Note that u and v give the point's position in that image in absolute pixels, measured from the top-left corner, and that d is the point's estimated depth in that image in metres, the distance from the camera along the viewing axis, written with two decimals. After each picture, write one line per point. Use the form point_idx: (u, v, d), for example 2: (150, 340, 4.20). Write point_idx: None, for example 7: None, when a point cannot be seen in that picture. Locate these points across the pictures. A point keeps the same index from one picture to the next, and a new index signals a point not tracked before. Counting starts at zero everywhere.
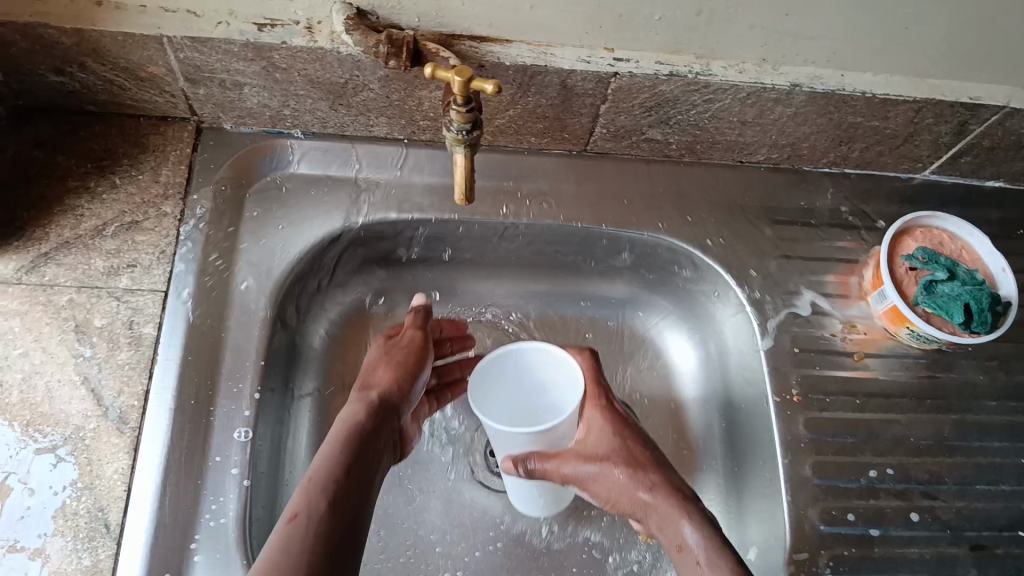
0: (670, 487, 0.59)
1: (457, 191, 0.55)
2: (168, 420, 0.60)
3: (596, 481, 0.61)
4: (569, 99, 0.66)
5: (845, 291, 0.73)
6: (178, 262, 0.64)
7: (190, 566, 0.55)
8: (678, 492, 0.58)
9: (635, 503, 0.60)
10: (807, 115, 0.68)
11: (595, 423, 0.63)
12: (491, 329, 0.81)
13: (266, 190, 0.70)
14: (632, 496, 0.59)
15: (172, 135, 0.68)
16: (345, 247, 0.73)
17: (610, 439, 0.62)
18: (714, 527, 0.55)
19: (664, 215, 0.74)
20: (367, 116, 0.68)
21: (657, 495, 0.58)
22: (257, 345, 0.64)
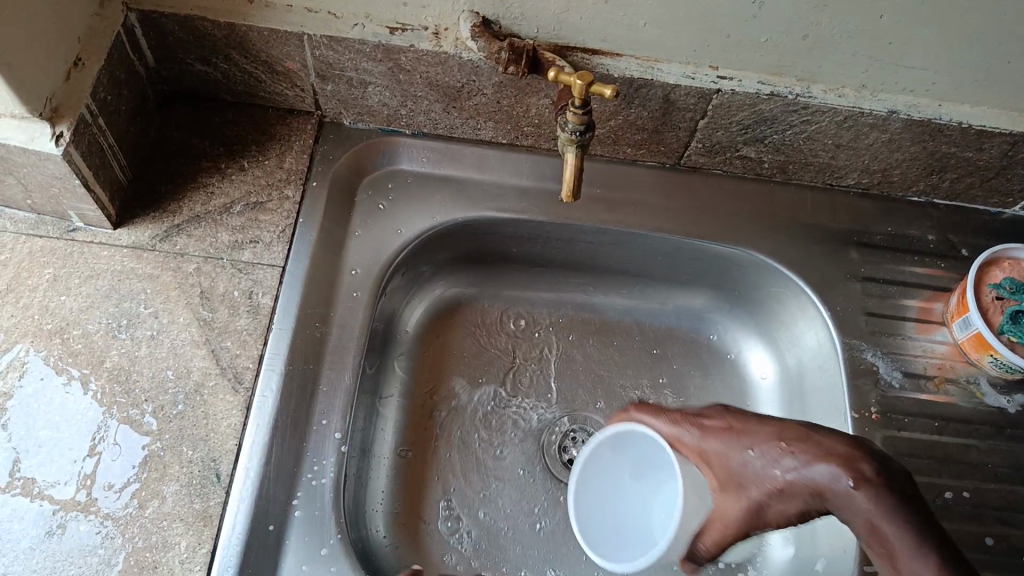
0: (779, 441, 0.55)
1: (564, 189, 0.58)
2: (276, 385, 0.64)
3: (736, 489, 0.55)
4: (669, 113, 0.69)
5: (928, 317, 0.74)
6: (296, 241, 0.69)
7: (290, 520, 0.60)
8: (843, 469, 0.52)
9: (808, 497, 0.53)
10: (902, 141, 0.70)
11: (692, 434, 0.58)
12: (572, 330, 0.84)
13: (377, 182, 0.75)
14: (800, 492, 0.53)
15: (296, 127, 0.74)
16: (444, 241, 0.77)
17: (725, 444, 0.56)
18: (893, 493, 0.51)
19: (751, 231, 0.76)
20: (476, 120, 0.73)
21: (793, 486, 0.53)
22: (362, 322, 0.69)
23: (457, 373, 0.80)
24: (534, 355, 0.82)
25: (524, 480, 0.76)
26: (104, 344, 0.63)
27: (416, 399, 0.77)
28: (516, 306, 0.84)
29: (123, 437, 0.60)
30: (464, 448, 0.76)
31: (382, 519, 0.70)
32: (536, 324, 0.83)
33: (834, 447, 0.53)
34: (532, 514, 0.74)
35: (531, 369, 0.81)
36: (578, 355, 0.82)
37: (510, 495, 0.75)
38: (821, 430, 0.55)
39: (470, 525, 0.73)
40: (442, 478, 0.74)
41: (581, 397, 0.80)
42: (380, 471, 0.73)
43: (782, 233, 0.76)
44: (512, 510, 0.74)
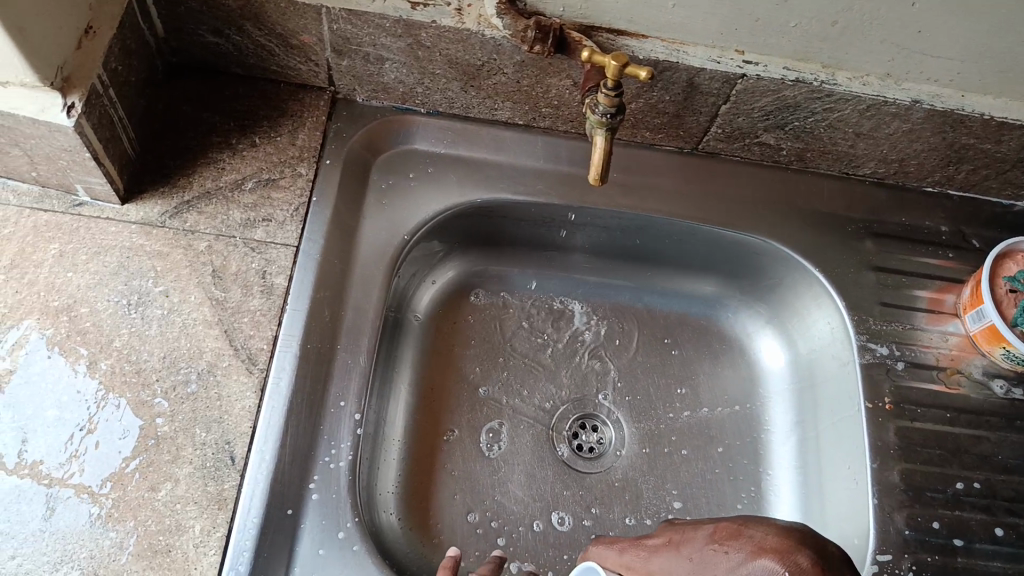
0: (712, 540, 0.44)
1: (592, 171, 0.58)
2: (290, 366, 0.62)
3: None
4: (691, 97, 0.68)
5: (940, 309, 0.75)
6: (309, 220, 0.67)
7: (307, 503, 0.60)
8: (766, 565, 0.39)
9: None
10: (922, 132, 0.70)
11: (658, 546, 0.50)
12: (583, 315, 0.83)
13: (391, 162, 0.73)
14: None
15: (309, 103, 0.72)
16: (457, 222, 0.76)
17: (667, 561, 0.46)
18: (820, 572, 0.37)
19: (768, 219, 0.75)
20: (494, 100, 0.71)
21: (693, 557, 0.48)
22: (376, 304, 0.68)
23: (467, 357, 0.79)
24: (544, 340, 0.81)
25: (535, 465, 0.75)
26: (113, 323, 0.61)
27: (426, 382, 0.77)
28: (526, 290, 0.83)
29: (123, 419, 0.58)
30: (474, 433, 0.75)
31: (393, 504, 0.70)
32: (546, 308, 0.82)
33: (766, 540, 0.41)
34: (543, 499, 0.73)
35: (541, 354, 0.80)
36: (588, 341, 0.82)
37: (521, 480, 0.74)
38: (754, 522, 0.43)
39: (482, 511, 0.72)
40: (452, 462, 0.73)
41: (591, 383, 0.80)
42: (390, 456, 0.72)
43: (799, 222, 0.76)
44: (524, 495, 0.73)
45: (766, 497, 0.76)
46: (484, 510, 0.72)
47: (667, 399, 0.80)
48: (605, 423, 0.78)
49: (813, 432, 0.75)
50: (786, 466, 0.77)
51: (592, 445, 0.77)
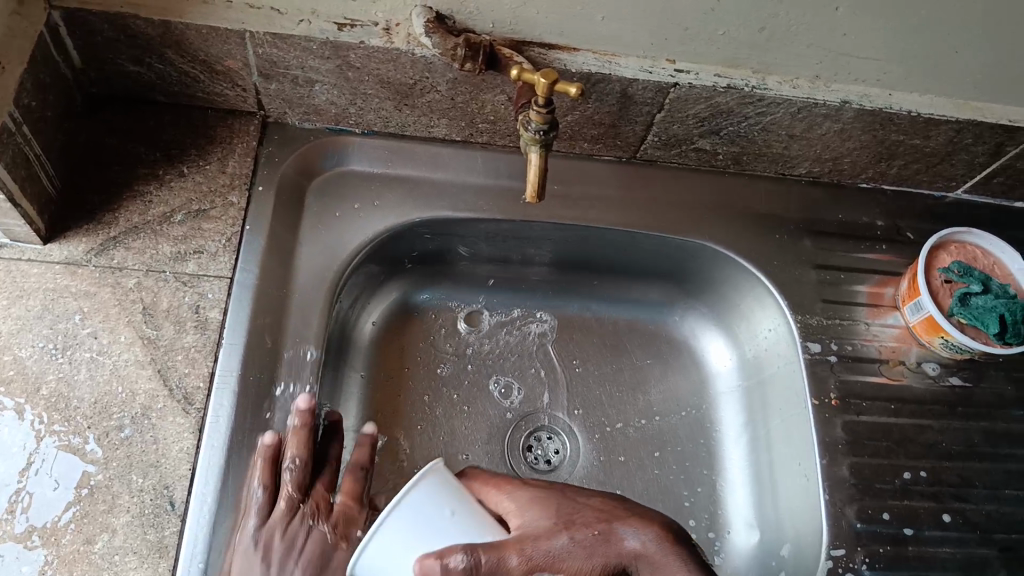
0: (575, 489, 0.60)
1: (529, 190, 0.57)
2: (229, 402, 0.60)
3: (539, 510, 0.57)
4: (626, 107, 0.68)
5: (879, 302, 0.76)
6: (243, 250, 0.65)
7: None
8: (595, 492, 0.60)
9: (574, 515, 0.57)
10: (853, 131, 0.71)
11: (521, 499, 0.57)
12: (531, 328, 0.82)
13: (327, 184, 0.72)
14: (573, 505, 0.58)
15: (238, 129, 0.70)
16: (398, 243, 0.74)
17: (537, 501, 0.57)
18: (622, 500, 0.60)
19: (708, 223, 0.76)
20: (430, 117, 0.70)
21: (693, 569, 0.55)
22: (318, 332, 0.66)
23: (416, 377, 0.77)
24: (493, 355, 0.80)
25: None
26: (39, 369, 0.59)
27: (375, 405, 0.75)
28: (472, 305, 0.82)
29: (60, 465, 0.56)
30: (426, 454, 0.74)
31: None
32: (494, 322, 0.82)
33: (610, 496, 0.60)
34: None
35: (491, 369, 0.79)
36: (538, 353, 0.81)
37: None
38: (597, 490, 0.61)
39: None
40: (405, 485, 0.72)
41: (543, 395, 0.79)
42: None
43: (738, 224, 0.77)
44: None
45: (721, 498, 0.77)
46: None
47: (620, 407, 0.80)
48: (559, 435, 0.78)
49: (763, 431, 0.76)
50: (739, 466, 0.78)
51: (548, 458, 0.77)
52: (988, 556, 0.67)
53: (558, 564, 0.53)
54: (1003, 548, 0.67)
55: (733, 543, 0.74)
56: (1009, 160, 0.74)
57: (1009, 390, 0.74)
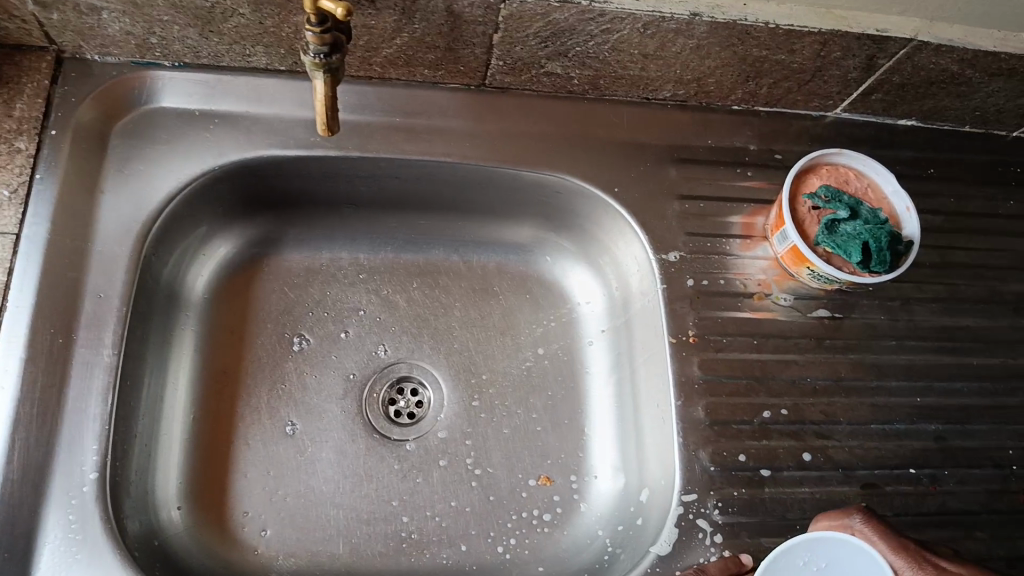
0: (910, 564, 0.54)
1: (320, 123, 0.52)
2: (17, 370, 0.55)
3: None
4: (457, 27, 0.61)
5: (749, 232, 0.71)
6: (33, 202, 0.59)
7: (41, 522, 0.52)
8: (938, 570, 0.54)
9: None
10: (710, 47, 0.65)
11: None
12: (388, 276, 0.77)
13: (135, 124, 0.64)
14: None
15: (28, 66, 0.62)
16: (229, 187, 0.68)
17: None
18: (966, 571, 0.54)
19: (566, 154, 0.70)
20: (243, 45, 0.62)
21: None
22: (123, 289, 0.60)
23: (257, 335, 0.72)
24: (348, 306, 0.75)
25: (345, 440, 0.70)
26: None
27: (210, 362, 0.70)
28: (328, 250, 0.76)
29: None
30: (273, 413, 0.70)
31: (178, 496, 0.64)
32: (350, 265, 0.77)
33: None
34: (353, 475, 0.69)
35: (343, 318, 0.75)
36: (399, 300, 0.76)
37: (330, 458, 0.69)
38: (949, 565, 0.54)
39: (284, 494, 0.67)
40: (249, 446, 0.68)
41: (404, 344, 0.75)
42: (175, 438, 0.66)
43: (597, 155, 0.71)
44: (332, 473, 0.69)
45: (585, 442, 0.73)
46: (286, 498, 0.67)
47: (487, 356, 0.76)
48: (421, 385, 0.74)
49: (626, 373, 0.72)
50: (605, 409, 0.74)
51: (411, 411, 0.73)
52: (849, 494, 0.64)
53: None
54: (864, 484, 0.65)
55: (600, 488, 0.71)
56: (883, 74, 0.69)
57: (880, 320, 0.71)
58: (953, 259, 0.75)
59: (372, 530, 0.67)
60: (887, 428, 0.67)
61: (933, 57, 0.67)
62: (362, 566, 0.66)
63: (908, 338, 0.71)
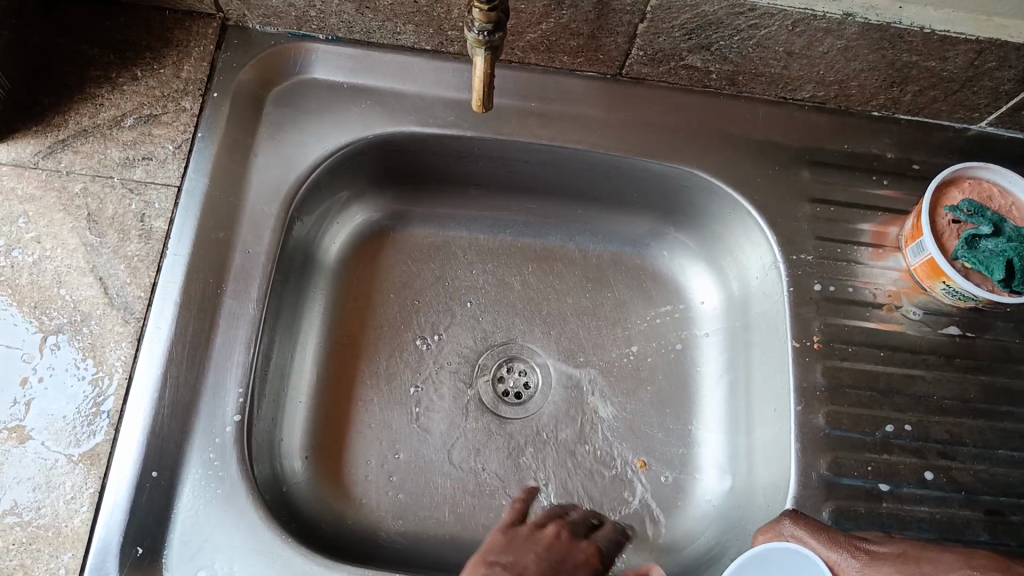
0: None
1: (474, 98, 0.53)
2: (172, 312, 0.59)
3: None
4: (604, 16, 0.62)
5: (880, 242, 0.70)
6: (194, 158, 0.63)
7: (185, 456, 0.56)
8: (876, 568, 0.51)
9: None
10: (858, 49, 0.64)
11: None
12: (508, 258, 0.79)
13: (289, 92, 0.68)
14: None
15: (196, 31, 0.66)
16: (368, 158, 0.71)
17: None
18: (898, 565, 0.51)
19: (697, 149, 0.70)
20: (395, 23, 0.65)
21: None
22: (270, 247, 0.63)
23: (379, 304, 0.75)
24: (468, 284, 0.77)
25: (456, 413, 0.72)
26: None
27: (336, 323, 0.73)
28: (452, 228, 0.78)
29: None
30: (391, 379, 0.72)
31: (298, 450, 0.67)
32: (472, 244, 0.78)
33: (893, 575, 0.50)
34: (461, 447, 0.71)
35: (463, 297, 0.76)
36: (516, 282, 0.78)
37: (441, 428, 0.71)
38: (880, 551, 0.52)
39: (396, 458, 0.69)
40: (367, 409, 0.71)
41: (518, 326, 0.76)
42: (299, 394, 0.69)
43: (729, 152, 0.71)
44: (441, 444, 0.70)
45: (692, 438, 0.73)
46: (397, 463, 0.69)
47: (599, 344, 0.76)
48: (532, 366, 0.75)
49: (741, 372, 0.72)
50: (715, 408, 0.73)
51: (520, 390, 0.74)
52: (971, 518, 0.62)
53: None
54: (988, 511, 0.62)
55: (705, 486, 0.70)
56: None
57: (1016, 344, 0.68)
58: None
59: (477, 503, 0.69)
60: (1017, 455, 0.65)
61: None
62: (466, 536, 0.67)
63: None
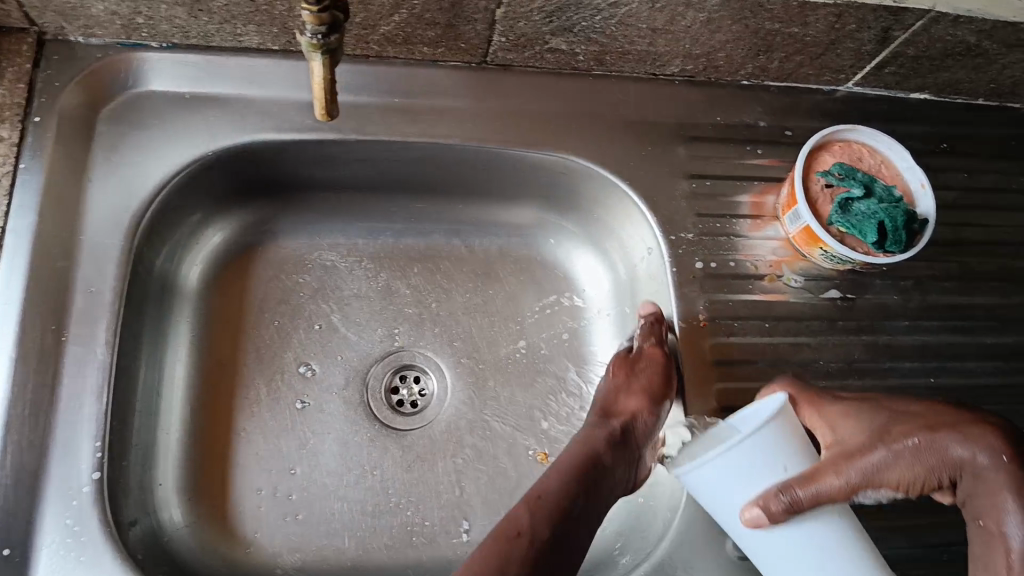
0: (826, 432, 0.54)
1: (317, 106, 0.49)
2: (8, 368, 0.53)
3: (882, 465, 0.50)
4: (458, 3, 0.59)
5: (759, 212, 0.70)
6: (18, 193, 0.57)
7: (38, 526, 0.51)
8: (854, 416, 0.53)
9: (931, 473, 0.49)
10: (721, 20, 0.63)
11: (840, 423, 0.53)
12: (389, 262, 0.75)
13: (122, 107, 0.62)
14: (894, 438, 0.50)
15: (7, 49, 0.59)
16: (221, 172, 0.65)
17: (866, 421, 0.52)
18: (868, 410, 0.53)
19: (571, 134, 0.68)
20: (234, 25, 0.59)
21: (991, 463, 0.48)
22: (116, 281, 0.57)
23: (255, 325, 0.70)
24: (351, 294, 0.73)
25: (349, 431, 0.69)
26: None
27: (208, 350, 0.69)
28: (327, 236, 0.74)
29: None
30: (275, 403, 0.68)
31: (174, 496, 0.63)
32: (350, 251, 0.74)
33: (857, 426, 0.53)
34: (357, 466, 0.68)
35: (346, 308, 0.73)
36: (401, 286, 0.74)
37: (334, 450, 0.68)
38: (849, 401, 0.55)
39: (287, 487, 0.66)
40: (251, 439, 0.67)
41: (407, 332, 0.73)
42: (170, 433, 0.65)
43: (603, 134, 0.69)
44: (335, 465, 0.67)
45: None
46: (288, 492, 0.65)
47: (493, 341, 0.74)
48: (426, 372, 0.72)
49: None
50: None
51: (415, 399, 0.71)
52: None
53: (878, 482, 0.49)
54: None
55: None
56: (899, 47, 0.67)
57: (894, 301, 0.70)
58: (968, 237, 0.73)
59: (378, 523, 0.66)
60: None
61: (950, 28, 0.64)
62: (369, 560, 0.64)
63: (923, 319, 0.70)
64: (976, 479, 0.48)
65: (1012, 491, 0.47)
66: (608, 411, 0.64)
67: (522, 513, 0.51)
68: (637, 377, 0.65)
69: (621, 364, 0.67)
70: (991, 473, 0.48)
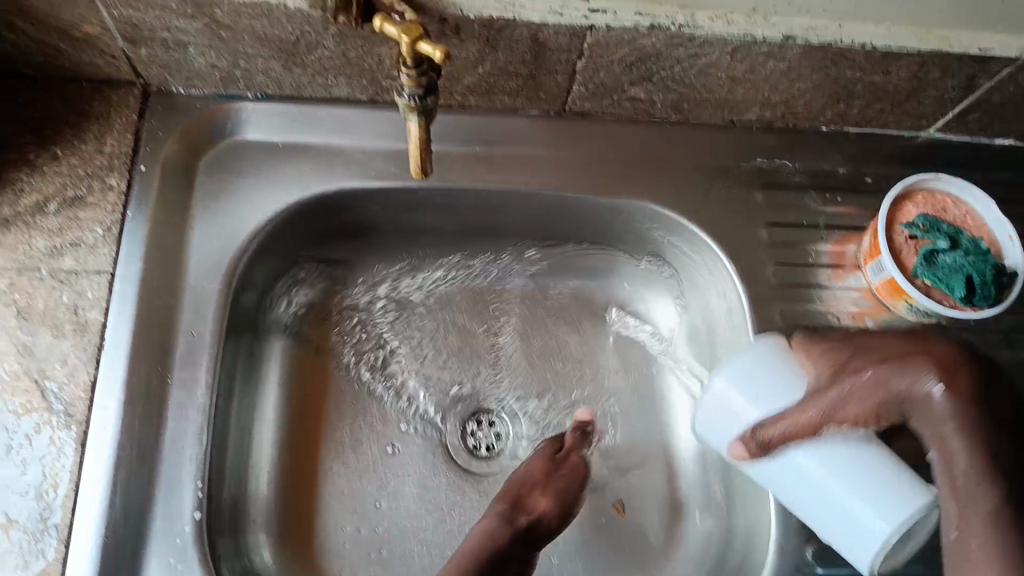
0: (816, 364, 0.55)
1: (411, 163, 0.51)
2: (117, 411, 0.56)
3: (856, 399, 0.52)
4: (541, 55, 0.60)
5: (840, 261, 0.69)
6: (125, 240, 0.60)
7: (144, 565, 0.53)
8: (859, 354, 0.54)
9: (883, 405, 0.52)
10: (802, 70, 0.63)
11: (834, 361, 0.55)
12: (467, 304, 0.76)
13: (220, 156, 0.65)
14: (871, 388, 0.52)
15: (117, 101, 0.63)
16: (309, 217, 0.67)
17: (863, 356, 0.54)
18: (877, 344, 0.55)
19: (649, 181, 0.69)
20: (325, 76, 0.62)
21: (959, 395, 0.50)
22: (216, 326, 0.60)
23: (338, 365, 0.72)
24: (429, 335, 0.75)
25: (427, 472, 0.70)
26: None
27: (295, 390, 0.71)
28: (406, 277, 0.76)
29: None
30: (357, 442, 0.70)
31: (263, 531, 0.64)
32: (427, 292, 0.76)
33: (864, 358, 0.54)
34: (436, 508, 0.68)
35: (425, 350, 0.74)
36: (477, 328, 0.76)
37: (413, 489, 0.69)
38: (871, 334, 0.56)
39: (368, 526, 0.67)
40: (334, 478, 0.68)
41: (484, 374, 0.74)
42: (259, 470, 0.66)
43: (681, 181, 0.69)
44: (414, 505, 0.68)
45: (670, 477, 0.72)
46: (369, 532, 0.67)
47: (568, 385, 0.75)
48: (501, 416, 0.74)
49: None
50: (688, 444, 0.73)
51: (490, 441, 0.73)
52: None
53: (840, 417, 0.53)
54: None
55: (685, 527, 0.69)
56: (984, 93, 0.66)
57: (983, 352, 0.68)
58: None
59: None
60: None
61: None
62: None
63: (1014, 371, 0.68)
64: (916, 408, 0.51)
65: (955, 427, 0.49)
66: (518, 500, 0.65)
67: (477, 543, 0.62)
68: (557, 479, 0.67)
69: (545, 460, 0.68)
70: (935, 402, 0.50)
